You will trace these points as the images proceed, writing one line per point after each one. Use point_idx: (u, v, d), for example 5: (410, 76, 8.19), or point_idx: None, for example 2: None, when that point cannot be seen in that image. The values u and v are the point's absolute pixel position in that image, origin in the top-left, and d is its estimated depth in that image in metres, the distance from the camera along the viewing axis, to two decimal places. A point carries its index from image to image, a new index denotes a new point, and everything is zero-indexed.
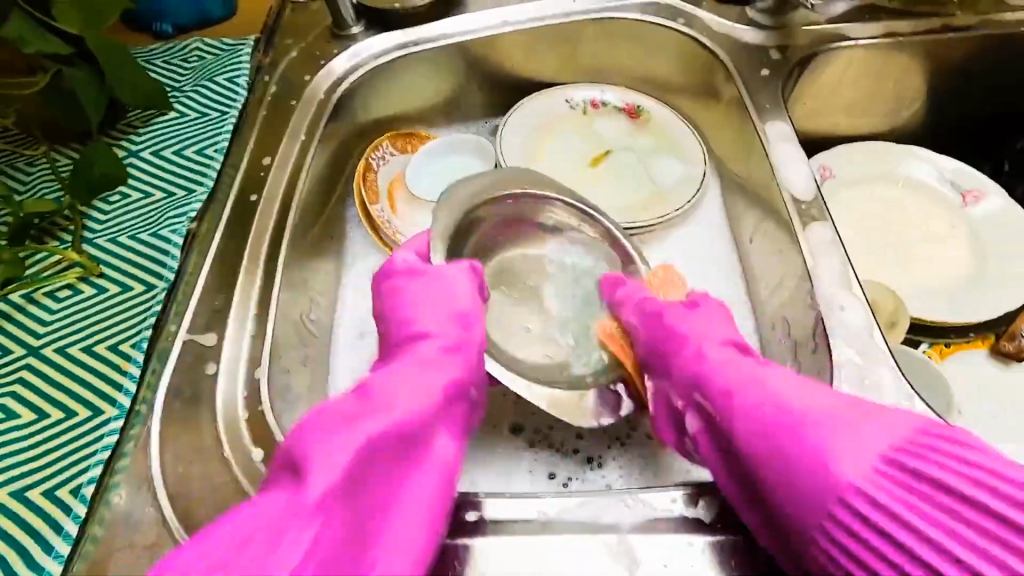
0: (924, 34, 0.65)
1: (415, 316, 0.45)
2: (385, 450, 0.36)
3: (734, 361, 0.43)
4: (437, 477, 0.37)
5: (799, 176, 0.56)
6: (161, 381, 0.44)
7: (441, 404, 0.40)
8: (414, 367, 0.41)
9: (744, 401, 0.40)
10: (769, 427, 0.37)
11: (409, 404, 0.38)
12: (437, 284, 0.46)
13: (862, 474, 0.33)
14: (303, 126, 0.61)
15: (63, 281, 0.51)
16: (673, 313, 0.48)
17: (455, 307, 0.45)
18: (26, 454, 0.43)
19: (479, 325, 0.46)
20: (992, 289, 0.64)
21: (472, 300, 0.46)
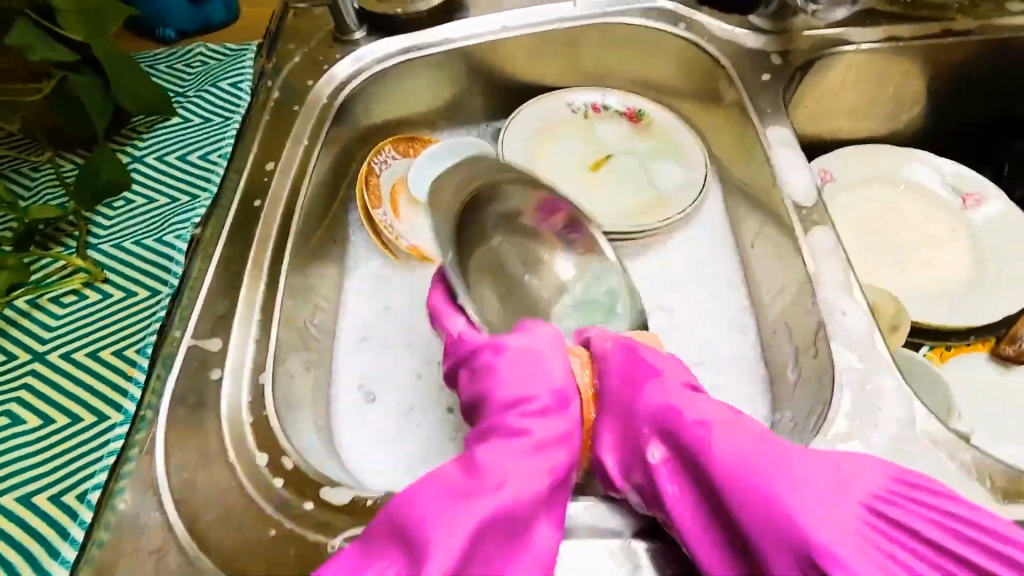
0: (925, 39, 0.66)
1: (505, 382, 0.40)
2: (485, 550, 0.33)
3: (708, 400, 0.38)
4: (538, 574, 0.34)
5: (799, 181, 0.57)
6: (166, 387, 0.45)
7: (546, 487, 0.36)
8: (513, 444, 0.37)
9: (726, 447, 0.34)
10: (757, 480, 0.33)
11: (514, 494, 0.35)
12: (525, 348, 0.41)
13: (854, 535, 0.31)
14: (306, 131, 0.61)
15: (68, 286, 0.51)
16: (634, 346, 0.43)
17: (552, 374, 0.40)
18: (32, 460, 0.43)
19: (576, 398, 0.40)
20: (991, 292, 0.64)
21: (566, 376, 0.40)
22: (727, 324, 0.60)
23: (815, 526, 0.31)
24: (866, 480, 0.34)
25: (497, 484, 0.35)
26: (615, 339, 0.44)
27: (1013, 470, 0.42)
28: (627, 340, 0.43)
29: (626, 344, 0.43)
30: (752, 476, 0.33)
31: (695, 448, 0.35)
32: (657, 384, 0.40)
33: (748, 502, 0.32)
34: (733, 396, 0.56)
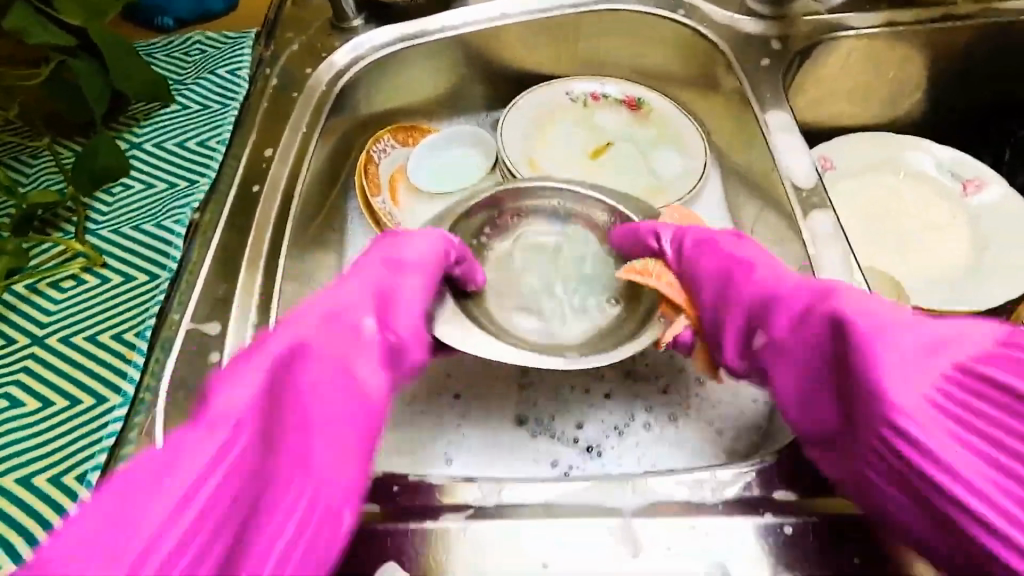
0: (925, 23, 0.65)
1: (367, 275, 0.44)
2: (308, 402, 0.37)
3: (805, 279, 0.44)
4: (352, 428, 0.38)
5: (800, 165, 0.56)
6: (166, 369, 0.44)
7: (358, 357, 0.41)
8: (348, 321, 0.41)
9: (825, 309, 0.40)
10: (843, 328, 0.38)
11: (320, 368, 0.39)
12: (395, 258, 0.45)
13: (930, 385, 0.36)
14: (304, 118, 0.61)
15: (67, 271, 0.51)
16: (728, 240, 0.49)
17: (400, 279, 0.44)
18: (31, 443, 0.43)
19: (410, 274, 0.44)
20: (993, 277, 0.64)
21: (422, 269, 0.45)
22: None
23: (897, 366, 0.36)
24: (966, 344, 0.37)
25: (312, 357, 0.39)
26: (711, 233, 0.50)
27: None
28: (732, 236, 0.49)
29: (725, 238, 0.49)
30: (843, 327, 0.38)
31: (793, 318, 0.42)
32: (754, 274, 0.46)
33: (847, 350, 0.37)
34: None
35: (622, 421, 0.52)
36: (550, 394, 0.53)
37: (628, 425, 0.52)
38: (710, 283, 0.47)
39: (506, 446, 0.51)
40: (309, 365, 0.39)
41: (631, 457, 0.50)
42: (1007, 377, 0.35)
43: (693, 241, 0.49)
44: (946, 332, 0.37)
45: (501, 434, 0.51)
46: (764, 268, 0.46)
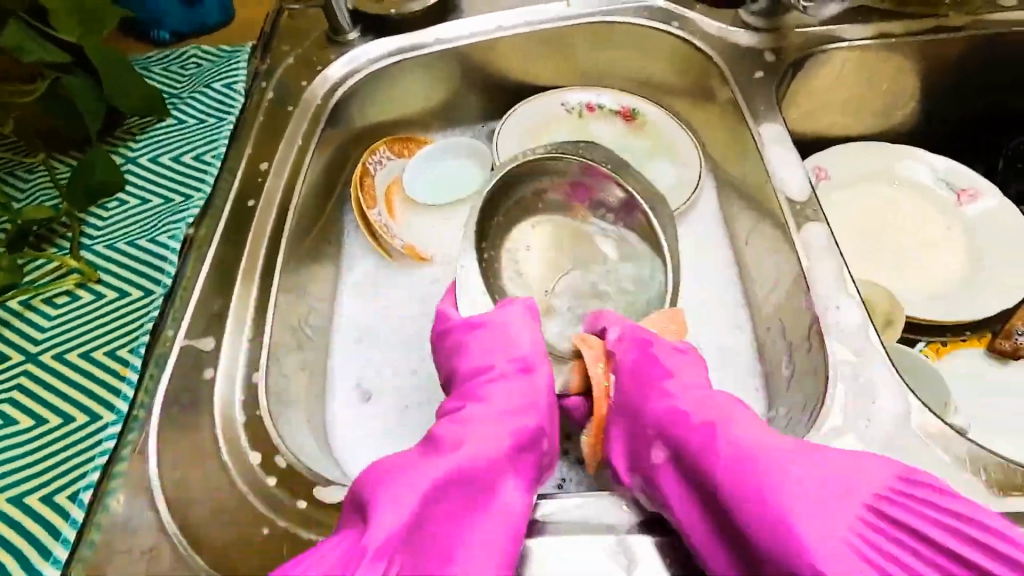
0: (917, 35, 0.66)
1: (472, 356, 0.46)
2: (469, 497, 0.37)
3: (714, 399, 0.41)
4: (508, 528, 0.37)
5: (794, 178, 0.56)
6: (159, 386, 0.45)
7: (512, 461, 0.40)
8: (498, 423, 0.42)
9: (728, 433, 0.37)
10: (748, 465, 0.35)
11: (483, 466, 0.39)
12: (523, 350, 0.46)
13: (842, 526, 0.32)
14: (300, 132, 0.61)
15: (62, 287, 0.51)
16: (654, 343, 0.46)
17: (536, 372, 0.46)
18: (22, 462, 0.42)
19: (542, 367, 0.46)
20: (988, 287, 0.64)
21: (531, 346, 0.47)
22: (721, 321, 0.60)
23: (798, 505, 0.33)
24: (869, 478, 0.35)
25: (462, 452, 0.39)
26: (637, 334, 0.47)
27: (1008, 463, 0.41)
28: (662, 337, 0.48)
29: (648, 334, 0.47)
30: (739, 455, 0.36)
31: (697, 439, 0.38)
32: (669, 385, 0.43)
33: (744, 484, 0.35)
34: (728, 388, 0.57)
35: None
36: None
37: None
38: (625, 387, 0.45)
39: None
40: (468, 460, 0.38)
41: None
42: (919, 520, 0.34)
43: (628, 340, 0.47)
44: (849, 465, 0.35)
45: None
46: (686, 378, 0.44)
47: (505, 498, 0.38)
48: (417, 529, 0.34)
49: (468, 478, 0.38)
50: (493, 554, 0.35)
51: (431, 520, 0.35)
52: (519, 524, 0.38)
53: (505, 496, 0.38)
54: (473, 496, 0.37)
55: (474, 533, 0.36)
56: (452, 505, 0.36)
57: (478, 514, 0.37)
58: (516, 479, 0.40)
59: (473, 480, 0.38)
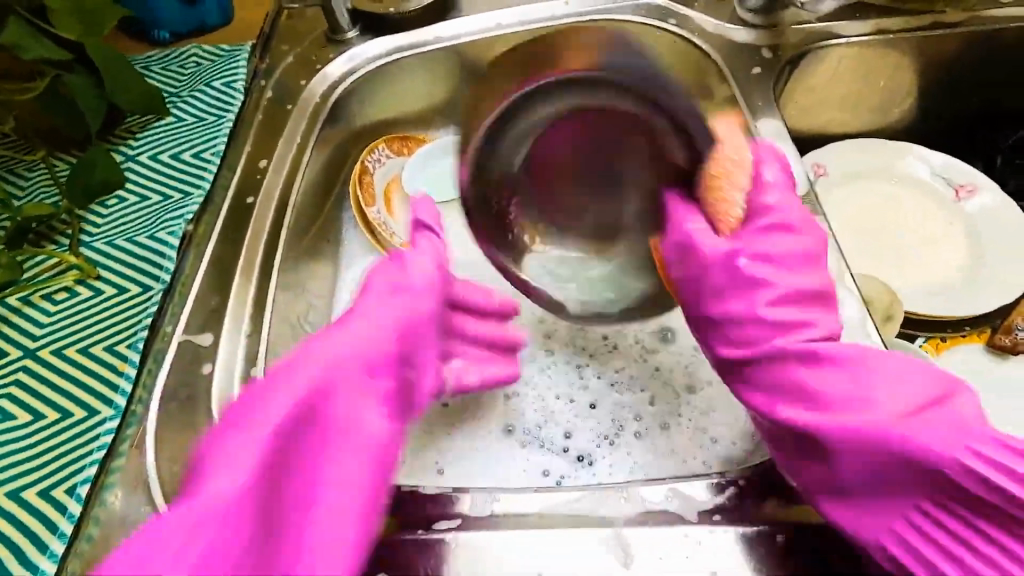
0: (914, 31, 0.66)
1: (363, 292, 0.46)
2: (321, 427, 0.38)
3: (804, 329, 0.44)
4: (367, 456, 0.38)
5: (792, 174, 0.56)
6: (157, 381, 0.44)
7: (366, 389, 0.41)
8: (361, 353, 0.41)
9: (794, 412, 0.41)
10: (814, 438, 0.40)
11: (335, 400, 0.39)
12: (399, 280, 0.46)
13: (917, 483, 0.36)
14: (299, 130, 0.62)
15: (60, 283, 0.51)
16: (740, 249, 0.47)
17: (406, 298, 0.45)
18: (25, 454, 0.43)
19: (422, 295, 0.46)
20: (988, 283, 0.64)
21: (422, 276, 0.46)
22: None
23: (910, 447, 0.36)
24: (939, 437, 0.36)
25: (315, 388, 0.38)
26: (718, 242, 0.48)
27: None
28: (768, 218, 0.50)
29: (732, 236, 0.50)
30: (849, 413, 0.39)
31: (768, 406, 0.43)
32: (761, 299, 0.45)
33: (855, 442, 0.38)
34: None
35: (613, 430, 0.52)
36: (537, 401, 0.54)
37: (619, 434, 0.51)
38: (714, 304, 0.47)
39: (497, 456, 0.50)
40: (317, 390, 0.38)
41: (620, 468, 0.50)
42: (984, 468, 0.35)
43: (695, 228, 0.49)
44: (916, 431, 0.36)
45: (491, 446, 0.51)
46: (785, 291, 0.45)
47: (362, 425, 0.39)
48: (271, 470, 0.35)
49: (318, 412, 0.38)
50: (344, 482, 0.37)
51: (275, 461, 0.36)
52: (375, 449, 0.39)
53: (362, 422, 0.39)
54: (327, 427, 0.38)
55: (330, 460, 0.37)
56: (309, 440, 0.38)
57: (337, 449, 0.38)
58: (372, 403, 0.41)
59: (317, 414, 0.38)
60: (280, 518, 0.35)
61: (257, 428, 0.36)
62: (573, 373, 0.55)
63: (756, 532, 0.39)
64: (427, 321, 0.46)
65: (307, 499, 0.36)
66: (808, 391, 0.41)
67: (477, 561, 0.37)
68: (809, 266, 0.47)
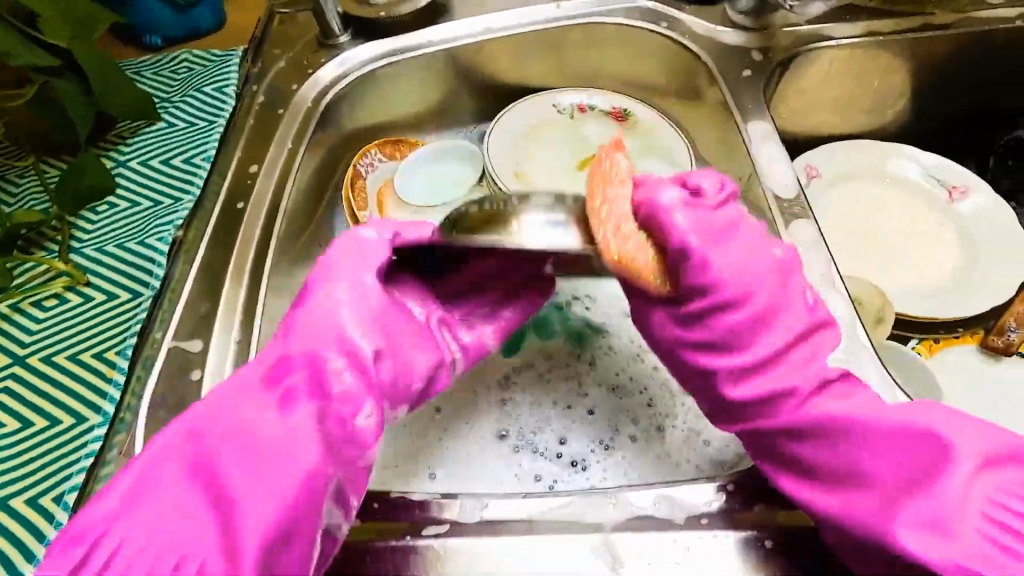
0: (905, 33, 0.66)
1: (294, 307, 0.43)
2: (231, 430, 0.35)
3: (792, 356, 0.40)
4: (258, 471, 0.34)
5: (782, 176, 0.56)
6: (146, 388, 0.44)
7: (264, 403, 0.36)
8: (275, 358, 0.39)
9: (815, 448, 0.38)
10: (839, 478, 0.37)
11: (243, 405, 0.36)
12: (322, 276, 0.41)
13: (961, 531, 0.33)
14: (290, 134, 0.61)
15: (50, 290, 0.51)
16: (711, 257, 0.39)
17: (324, 297, 0.40)
18: (14, 462, 0.43)
19: (323, 293, 0.40)
20: (981, 284, 0.64)
21: (330, 273, 0.41)
22: None
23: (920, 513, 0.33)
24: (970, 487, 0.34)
25: (225, 404, 0.37)
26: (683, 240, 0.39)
27: None
28: (718, 211, 0.41)
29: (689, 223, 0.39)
30: (853, 470, 0.36)
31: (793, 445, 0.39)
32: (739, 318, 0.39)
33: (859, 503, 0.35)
34: None
35: (607, 435, 0.51)
36: (534, 405, 0.53)
37: (614, 439, 0.51)
38: (677, 325, 0.42)
39: (492, 460, 0.51)
40: (228, 400, 0.37)
41: (614, 472, 0.50)
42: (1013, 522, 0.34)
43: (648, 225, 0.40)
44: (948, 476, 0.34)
45: (486, 452, 0.51)
46: (766, 311, 0.40)
47: (271, 426, 0.35)
48: (188, 482, 0.34)
49: (225, 419, 0.36)
50: (254, 480, 0.34)
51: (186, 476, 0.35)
52: (285, 447, 0.35)
53: (274, 420, 0.36)
54: (238, 430, 0.35)
55: (239, 462, 0.34)
56: (219, 448, 0.35)
57: (246, 452, 0.35)
58: (287, 401, 0.36)
59: (225, 420, 0.36)
60: (189, 521, 0.33)
61: (165, 453, 0.36)
62: (571, 376, 0.55)
63: (749, 538, 0.38)
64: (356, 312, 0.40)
65: (220, 503, 0.33)
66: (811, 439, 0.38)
67: (473, 564, 0.38)
68: (777, 275, 0.40)
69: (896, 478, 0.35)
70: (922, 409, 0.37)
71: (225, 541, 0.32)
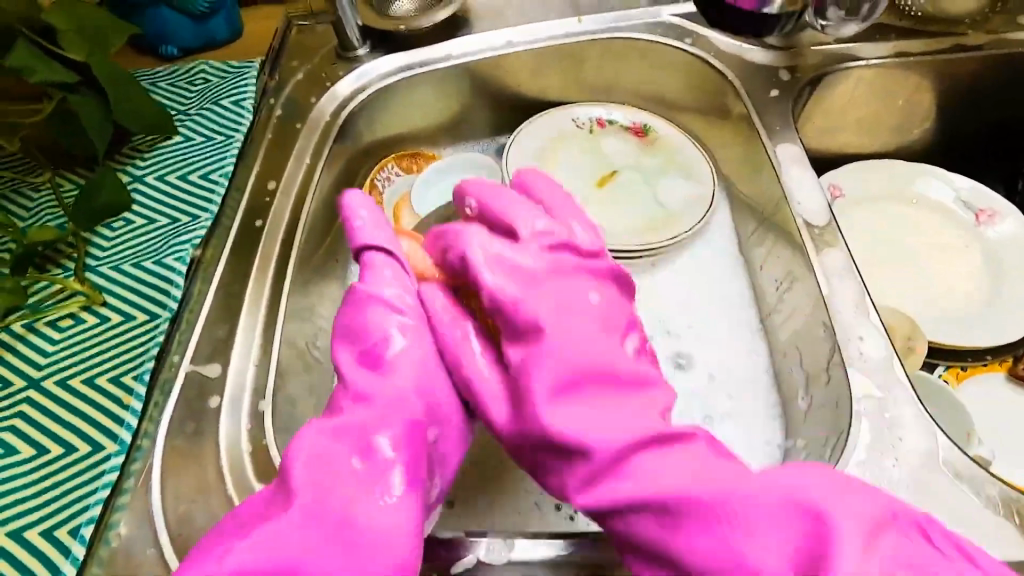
0: (935, 54, 0.65)
1: (346, 350, 0.41)
2: (325, 518, 0.33)
3: (586, 394, 0.37)
4: (320, 516, 0.33)
5: (812, 201, 0.55)
6: (163, 415, 0.43)
7: (317, 449, 0.36)
8: (357, 426, 0.37)
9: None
10: None
11: (335, 485, 0.34)
12: (382, 332, 0.40)
13: None
14: (308, 149, 0.60)
15: (65, 310, 0.50)
16: (515, 266, 0.40)
17: (394, 361, 0.40)
18: (29, 491, 0.42)
19: (383, 335, 0.40)
20: (1013, 311, 0.62)
21: (379, 322, 0.41)
22: (740, 344, 0.57)
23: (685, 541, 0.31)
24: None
25: (319, 482, 0.34)
26: (462, 241, 0.41)
27: None
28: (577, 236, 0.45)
29: (525, 236, 0.43)
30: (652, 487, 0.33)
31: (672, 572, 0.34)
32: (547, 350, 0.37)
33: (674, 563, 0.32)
34: (747, 422, 0.53)
35: None
36: None
37: None
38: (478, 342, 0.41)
39: (512, 489, 0.49)
40: (309, 477, 0.34)
41: None
42: None
43: (449, 245, 0.43)
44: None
45: (506, 479, 0.50)
46: (569, 335, 0.38)
47: (333, 476, 0.35)
48: (243, 540, 0.32)
49: (314, 501, 0.33)
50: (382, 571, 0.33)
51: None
52: (406, 535, 0.34)
53: (328, 458, 0.35)
54: (334, 513, 0.33)
55: (339, 554, 0.32)
56: (272, 503, 0.34)
57: (347, 537, 0.33)
58: (343, 441, 0.36)
59: (316, 502, 0.33)
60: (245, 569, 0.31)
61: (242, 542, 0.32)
62: None
63: None
64: (436, 374, 0.40)
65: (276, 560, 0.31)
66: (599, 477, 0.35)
67: None
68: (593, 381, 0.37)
69: (698, 551, 0.31)
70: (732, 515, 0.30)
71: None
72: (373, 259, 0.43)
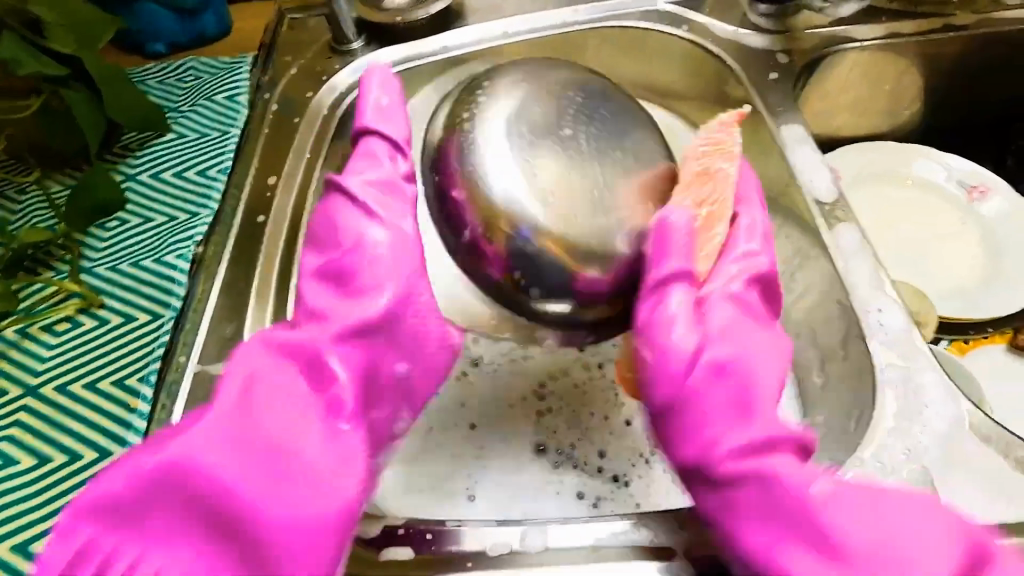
0: (926, 34, 0.66)
1: (317, 255, 0.45)
2: (237, 439, 0.35)
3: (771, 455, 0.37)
4: (242, 434, 0.34)
5: (819, 179, 0.55)
6: (172, 417, 0.41)
7: (268, 364, 0.38)
8: (298, 344, 0.39)
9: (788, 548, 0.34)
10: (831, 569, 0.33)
11: (272, 405, 0.36)
12: (356, 234, 0.44)
13: None
14: (308, 143, 0.59)
15: (61, 314, 0.48)
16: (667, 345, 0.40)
17: (361, 274, 0.43)
18: (34, 501, 0.41)
19: (356, 250, 0.44)
20: (1010, 284, 0.64)
21: (356, 224, 0.45)
22: None
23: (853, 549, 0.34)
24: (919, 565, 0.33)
25: (255, 399, 0.36)
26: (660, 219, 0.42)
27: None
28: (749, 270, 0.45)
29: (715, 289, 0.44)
30: (800, 504, 0.35)
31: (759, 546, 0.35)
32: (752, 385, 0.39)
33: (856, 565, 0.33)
34: None
35: (647, 449, 0.50)
36: (571, 422, 0.51)
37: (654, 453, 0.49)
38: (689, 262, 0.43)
39: (534, 480, 0.48)
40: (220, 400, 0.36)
41: (661, 488, 0.48)
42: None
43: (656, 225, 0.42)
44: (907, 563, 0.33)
45: (527, 469, 0.49)
46: (764, 395, 0.39)
47: (275, 399, 0.36)
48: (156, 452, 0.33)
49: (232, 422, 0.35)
50: (288, 517, 0.33)
51: (188, 487, 0.32)
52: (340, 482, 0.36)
53: (274, 377, 0.37)
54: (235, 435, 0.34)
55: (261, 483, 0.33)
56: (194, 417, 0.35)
57: (283, 461, 0.34)
58: (303, 363, 0.39)
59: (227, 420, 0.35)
60: (154, 464, 0.32)
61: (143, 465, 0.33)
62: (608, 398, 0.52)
63: None
64: (406, 296, 0.43)
65: (183, 480, 0.32)
66: (783, 532, 0.35)
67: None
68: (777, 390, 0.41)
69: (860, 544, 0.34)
70: (920, 529, 0.34)
71: (194, 504, 0.32)
72: (367, 147, 0.48)
